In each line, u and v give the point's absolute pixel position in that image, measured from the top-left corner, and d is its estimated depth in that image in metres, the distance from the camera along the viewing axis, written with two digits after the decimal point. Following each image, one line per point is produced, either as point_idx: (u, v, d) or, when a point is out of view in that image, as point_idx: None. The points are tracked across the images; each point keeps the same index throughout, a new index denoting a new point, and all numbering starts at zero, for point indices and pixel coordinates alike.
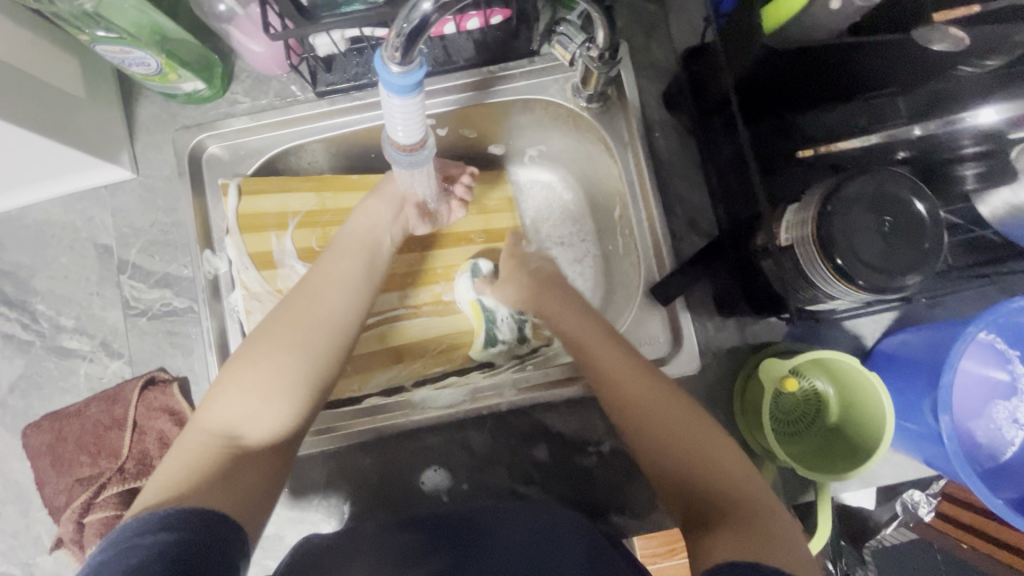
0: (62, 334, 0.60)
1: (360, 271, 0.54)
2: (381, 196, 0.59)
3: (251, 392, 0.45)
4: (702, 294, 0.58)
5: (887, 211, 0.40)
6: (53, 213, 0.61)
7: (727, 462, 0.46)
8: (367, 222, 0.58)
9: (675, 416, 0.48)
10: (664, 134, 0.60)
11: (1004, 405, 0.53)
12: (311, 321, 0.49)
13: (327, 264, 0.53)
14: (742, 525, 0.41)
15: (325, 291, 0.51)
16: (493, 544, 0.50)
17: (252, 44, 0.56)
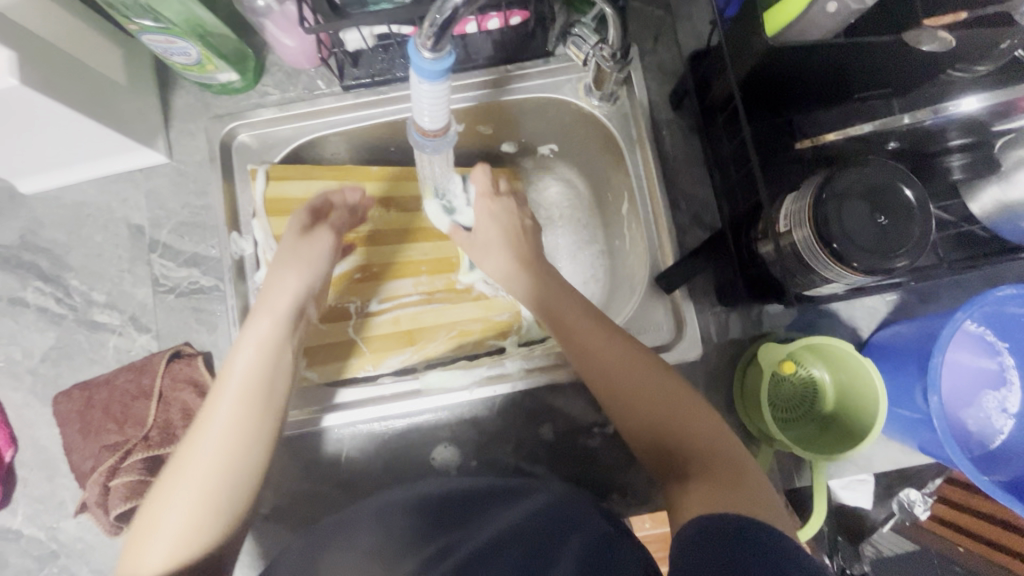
0: (93, 308, 0.63)
1: (248, 409, 0.47)
2: (271, 316, 0.52)
3: (162, 530, 0.43)
4: (704, 284, 0.61)
5: (879, 197, 0.43)
6: (90, 194, 0.64)
7: (703, 424, 0.48)
8: (251, 348, 0.50)
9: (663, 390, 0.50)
10: (670, 133, 0.64)
11: (994, 395, 0.55)
12: (195, 476, 0.44)
13: (221, 377, 0.49)
14: (720, 479, 0.44)
15: (221, 412, 0.47)
16: (483, 531, 0.50)
17: (285, 39, 0.60)
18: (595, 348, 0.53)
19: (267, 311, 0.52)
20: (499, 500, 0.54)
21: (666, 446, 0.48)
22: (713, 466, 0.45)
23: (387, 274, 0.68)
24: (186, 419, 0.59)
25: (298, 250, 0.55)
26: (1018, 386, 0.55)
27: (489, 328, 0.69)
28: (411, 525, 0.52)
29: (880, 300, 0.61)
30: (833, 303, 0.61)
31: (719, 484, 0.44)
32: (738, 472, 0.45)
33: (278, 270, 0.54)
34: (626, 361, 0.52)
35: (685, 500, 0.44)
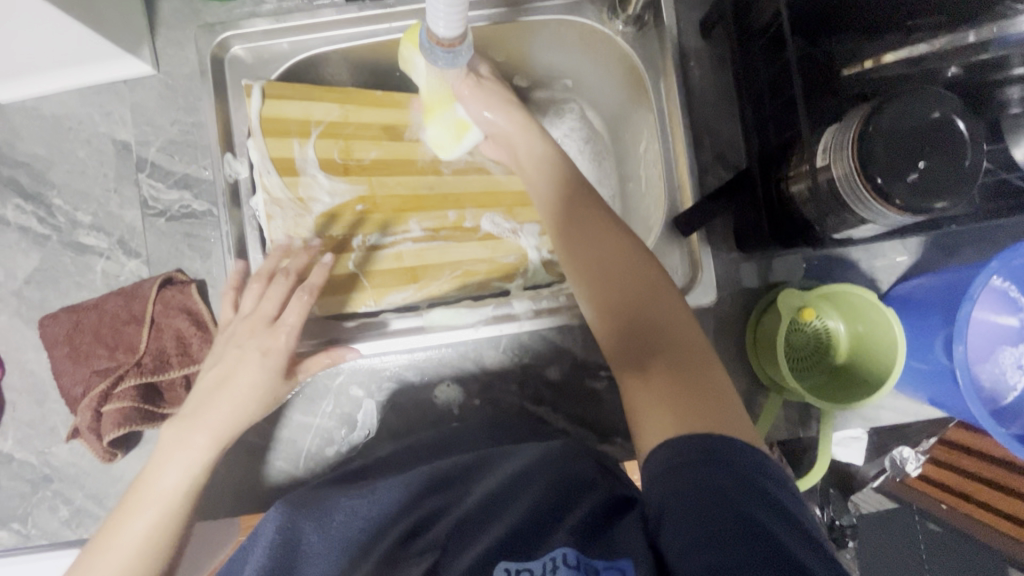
0: (79, 229, 0.59)
1: (176, 518, 0.47)
2: (224, 427, 0.50)
3: None
4: (723, 228, 0.59)
5: (929, 129, 0.40)
6: (71, 106, 0.59)
7: (683, 327, 0.47)
8: (183, 464, 0.48)
9: (644, 280, 0.49)
10: (698, 64, 0.60)
11: (1011, 351, 0.55)
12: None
13: (162, 472, 0.48)
14: (688, 375, 0.44)
15: (155, 510, 0.47)
16: (479, 489, 0.49)
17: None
18: (587, 232, 0.51)
19: (207, 422, 0.49)
20: (490, 480, 0.49)
21: (631, 333, 0.47)
22: (676, 366, 0.44)
23: (390, 207, 0.63)
24: (180, 347, 0.57)
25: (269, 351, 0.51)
26: None
27: (494, 270, 0.66)
28: (412, 490, 0.49)
29: (903, 251, 0.59)
30: (854, 253, 0.59)
31: (677, 386, 0.43)
32: (704, 382, 0.43)
33: (247, 368, 0.50)
34: (611, 248, 0.50)
35: (648, 387, 0.44)
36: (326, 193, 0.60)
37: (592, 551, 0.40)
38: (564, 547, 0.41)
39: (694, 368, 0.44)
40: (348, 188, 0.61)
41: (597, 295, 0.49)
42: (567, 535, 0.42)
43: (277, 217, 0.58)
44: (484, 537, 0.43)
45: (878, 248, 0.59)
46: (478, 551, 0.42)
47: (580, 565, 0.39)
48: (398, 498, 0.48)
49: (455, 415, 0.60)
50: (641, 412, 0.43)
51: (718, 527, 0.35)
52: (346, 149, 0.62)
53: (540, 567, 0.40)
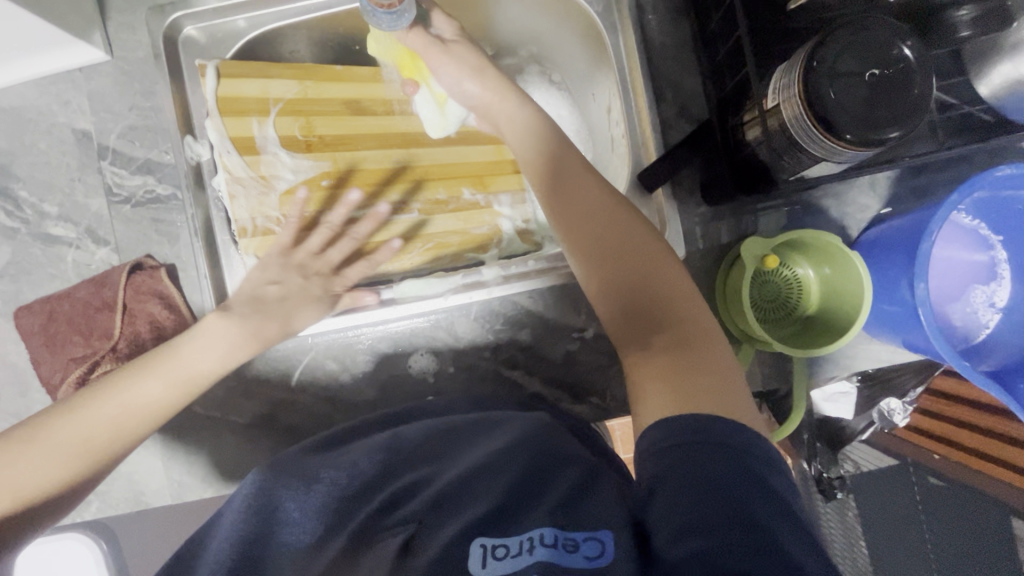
0: (46, 221, 0.59)
1: (184, 394, 0.51)
2: (256, 334, 0.54)
3: (79, 435, 0.46)
4: (689, 182, 0.58)
5: (874, 61, 0.39)
6: (29, 97, 0.59)
7: (681, 296, 0.47)
8: (214, 356, 0.52)
9: (639, 249, 0.48)
10: (657, 18, 0.59)
11: (982, 289, 0.54)
12: (77, 437, 0.46)
13: (194, 347, 0.51)
14: (687, 349, 0.43)
15: (172, 376, 0.50)
16: (456, 465, 0.47)
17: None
18: (585, 208, 0.50)
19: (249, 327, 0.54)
20: (477, 443, 0.49)
21: (629, 306, 0.47)
22: (675, 343, 0.44)
23: (357, 181, 0.61)
24: (154, 332, 0.58)
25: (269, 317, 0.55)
26: (1009, 279, 0.53)
27: (466, 241, 0.64)
28: (384, 462, 0.48)
29: (873, 195, 0.58)
30: (822, 200, 0.58)
31: (677, 363, 0.42)
32: (704, 359, 0.43)
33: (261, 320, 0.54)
34: (605, 217, 0.49)
35: (648, 363, 0.44)
36: (289, 170, 0.59)
37: (573, 523, 0.38)
38: (542, 526, 0.38)
39: (695, 344, 0.44)
40: (310, 164, 0.60)
41: (596, 273, 0.49)
42: (547, 513, 0.39)
43: (240, 197, 0.58)
44: (464, 513, 0.41)
45: (848, 194, 0.58)
46: (459, 524, 0.40)
47: (558, 540, 0.37)
48: (373, 463, 0.48)
49: (431, 384, 0.61)
50: (639, 388, 0.43)
51: (714, 512, 0.33)
52: (307, 126, 0.60)
53: (516, 544, 0.37)
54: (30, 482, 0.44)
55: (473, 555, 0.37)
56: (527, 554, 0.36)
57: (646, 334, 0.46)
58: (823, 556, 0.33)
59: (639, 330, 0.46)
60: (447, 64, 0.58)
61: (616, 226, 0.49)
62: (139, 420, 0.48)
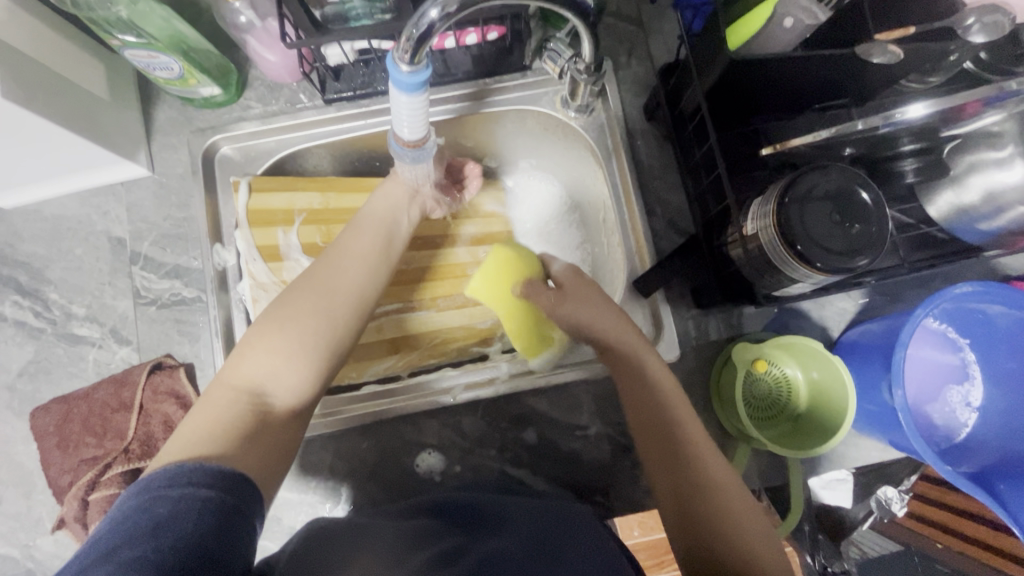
0: (73, 321, 0.62)
1: (382, 240, 0.57)
2: (398, 182, 0.60)
3: (339, 280, 0.51)
4: (680, 288, 0.63)
5: (839, 202, 0.45)
6: (71, 208, 0.64)
7: (764, 548, 0.46)
8: (380, 207, 0.59)
9: (726, 491, 0.48)
10: (645, 142, 0.66)
11: (958, 389, 0.58)
12: (341, 285, 0.51)
13: (369, 207, 0.58)
14: None
15: (369, 230, 0.56)
16: (497, 539, 0.48)
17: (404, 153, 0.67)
18: (671, 431, 0.51)
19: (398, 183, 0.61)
20: (513, 512, 0.52)
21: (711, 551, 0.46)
22: None
23: None
24: (167, 432, 0.59)
25: (359, 219, 0.57)
26: (981, 380, 0.57)
27: (471, 336, 0.69)
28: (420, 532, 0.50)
29: (849, 300, 0.63)
30: (804, 305, 0.63)
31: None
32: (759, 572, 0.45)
33: (381, 188, 0.60)
34: (696, 446, 0.50)
35: None
36: None
37: None
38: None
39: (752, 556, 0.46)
40: None
41: (677, 505, 0.49)
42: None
43: (261, 300, 0.62)
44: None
45: (826, 299, 0.63)
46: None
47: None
48: (398, 526, 0.51)
49: (438, 482, 0.61)
50: None
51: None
52: (327, 234, 0.66)
53: None
54: (314, 329, 0.48)
55: None
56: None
57: None
58: None
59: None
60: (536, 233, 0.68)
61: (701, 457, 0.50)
62: (371, 260, 0.54)
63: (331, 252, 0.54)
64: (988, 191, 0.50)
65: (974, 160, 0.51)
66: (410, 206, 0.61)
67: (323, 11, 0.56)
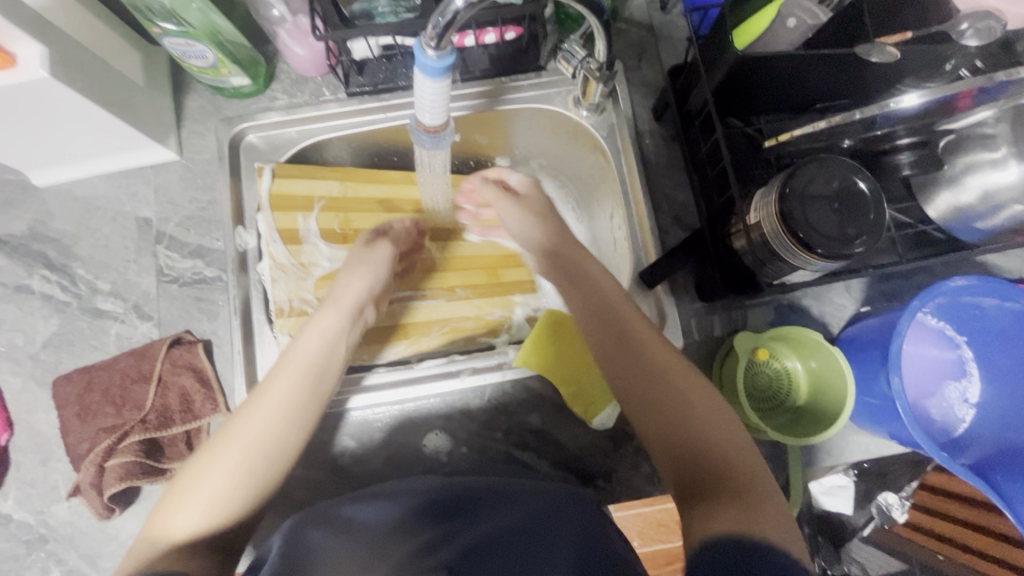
0: (98, 296, 0.65)
1: (316, 374, 0.52)
2: (337, 308, 0.57)
3: (258, 429, 0.47)
4: (685, 281, 0.65)
5: (837, 193, 0.47)
6: (101, 188, 0.67)
7: (722, 433, 0.47)
8: (315, 335, 0.54)
9: (682, 382, 0.51)
10: (653, 142, 0.69)
11: (956, 385, 0.59)
12: (249, 440, 0.46)
13: (303, 337, 0.54)
14: (729, 497, 0.42)
15: (300, 365, 0.51)
16: (479, 525, 0.47)
17: (346, 277, 0.60)
18: (628, 342, 0.54)
19: (341, 305, 0.57)
20: (502, 495, 0.52)
21: (680, 451, 0.47)
22: (724, 487, 0.43)
23: None
24: (183, 404, 0.61)
25: (290, 351, 0.53)
26: (978, 376, 0.59)
27: (480, 325, 0.71)
28: (412, 512, 0.50)
29: (849, 297, 0.65)
30: (805, 301, 0.65)
31: (726, 510, 0.40)
32: (767, 509, 0.40)
33: (316, 318, 0.56)
34: (649, 347, 0.54)
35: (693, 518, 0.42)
36: (326, 258, 0.69)
37: None
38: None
39: (752, 491, 0.42)
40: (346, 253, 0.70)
41: (645, 413, 0.51)
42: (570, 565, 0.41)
43: (281, 280, 0.65)
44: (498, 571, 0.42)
45: (826, 296, 0.65)
46: None
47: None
48: (394, 513, 0.50)
49: (444, 464, 0.62)
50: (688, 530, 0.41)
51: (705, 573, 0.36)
52: (344, 221, 0.70)
53: None
54: (229, 483, 0.45)
55: None
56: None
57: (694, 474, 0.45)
58: None
59: (688, 467, 0.46)
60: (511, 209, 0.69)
61: (655, 362, 0.53)
62: (301, 399, 0.50)
63: (258, 391, 0.50)
64: (985, 191, 0.52)
65: (970, 161, 0.53)
66: (351, 332, 0.57)
67: (351, 9, 0.59)
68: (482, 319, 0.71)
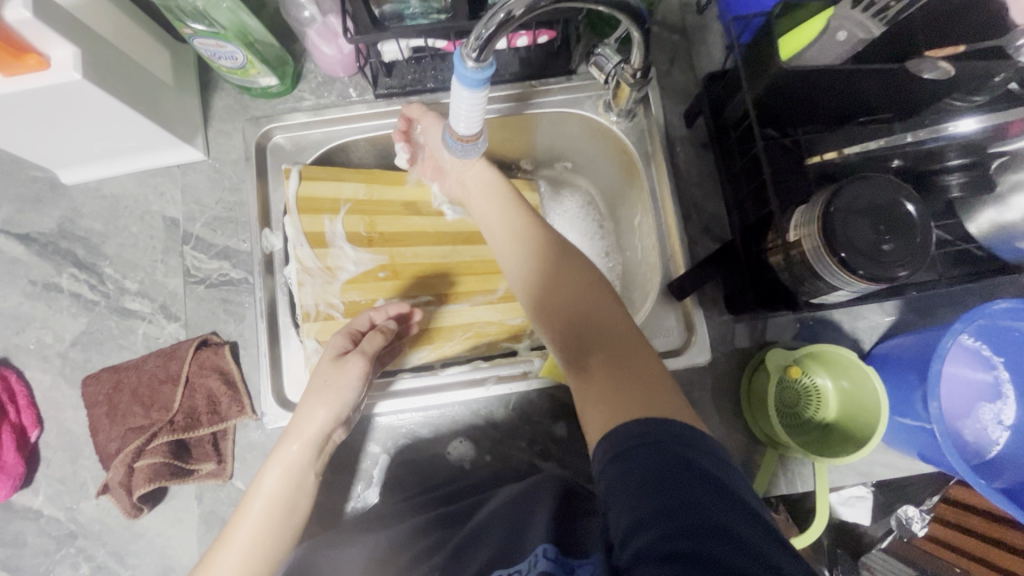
0: (125, 295, 0.65)
1: (280, 519, 0.51)
2: (299, 440, 0.52)
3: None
4: (714, 293, 0.64)
5: (882, 215, 0.46)
6: (128, 187, 0.67)
7: (625, 326, 0.51)
8: (278, 473, 0.51)
9: (577, 281, 0.53)
10: (684, 149, 0.68)
11: (990, 407, 0.58)
12: (242, 546, 0.49)
13: (263, 477, 0.51)
14: (620, 375, 0.46)
15: (263, 510, 0.50)
16: (470, 524, 0.54)
17: (308, 404, 0.53)
18: (537, 255, 0.56)
19: (298, 438, 0.52)
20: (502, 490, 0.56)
21: (579, 343, 0.50)
22: (614, 365, 0.47)
23: (410, 274, 0.69)
24: (210, 406, 0.61)
25: (254, 492, 0.51)
26: (1013, 399, 0.57)
27: (502, 331, 0.71)
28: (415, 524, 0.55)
29: (881, 313, 0.64)
30: (836, 316, 0.64)
31: (610, 382, 0.46)
32: (647, 379, 0.46)
33: (277, 453, 0.52)
34: (547, 255, 0.56)
35: (587, 402, 0.46)
36: (351, 262, 0.66)
37: (571, 551, 0.45)
38: (544, 543, 0.46)
39: (634, 360, 0.47)
40: (371, 258, 0.67)
41: (548, 317, 0.53)
42: (546, 534, 0.47)
43: (308, 284, 0.63)
44: (485, 548, 0.50)
45: (858, 311, 0.64)
46: (479, 562, 0.49)
47: (559, 558, 0.45)
48: (401, 530, 0.55)
49: (467, 471, 0.62)
50: (584, 412, 0.46)
51: (660, 507, 0.35)
52: (371, 224, 0.68)
53: (525, 566, 0.45)
54: None
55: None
56: (533, 568, 0.44)
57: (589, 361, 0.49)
58: (771, 539, 0.34)
59: (585, 356, 0.49)
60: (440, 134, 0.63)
61: (558, 269, 0.55)
62: (267, 539, 0.49)
63: (223, 537, 0.50)
64: None
65: (1019, 178, 0.50)
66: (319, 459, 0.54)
67: (382, 9, 0.58)
68: (506, 325, 0.71)
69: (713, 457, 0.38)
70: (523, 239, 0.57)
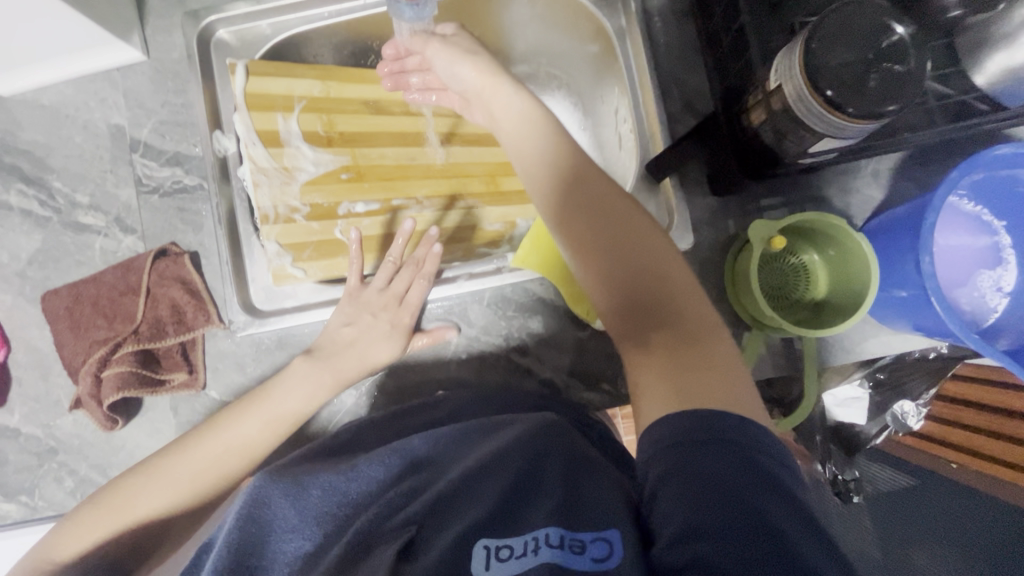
0: (78, 210, 0.62)
1: (166, 499, 0.47)
2: (227, 437, 0.51)
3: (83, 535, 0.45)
4: (696, 174, 0.60)
5: (870, 44, 0.41)
6: (68, 95, 0.63)
7: (692, 294, 0.44)
8: (212, 456, 0.49)
9: (637, 236, 0.46)
10: (663, 20, 0.62)
11: (989, 274, 0.54)
12: (181, 475, 0.48)
13: (183, 453, 0.49)
14: (690, 353, 0.40)
15: (161, 482, 0.48)
16: (454, 474, 0.44)
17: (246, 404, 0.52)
18: (590, 198, 0.47)
19: (221, 429, 0.51)
20: (485, 431, 0.50)
21: (635, 309, 0.44)
22: (679, 343, 0.41)
23: (376, 176, 0.63)
24: (175, 315, 0.59)
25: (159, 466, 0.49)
26: (1016, 265, 0.54)
27: (480, 237, 0.65)
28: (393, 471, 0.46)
29: (874, 184, 0.59)
30: (826, 191, 0.60)
31: (677, 364, 0.40)
32: (722, 368, 0.39)
33: (204, 432, 0.50)
34: (604, 202, 0.47)
35: (642, 382, 0.41)
36: (310, 163, 0.61)
37: (578, 526, 0.35)
38: (548, 526, 0.35)
39: (706, 344, 0.41)
40: (331, 159, 0.62)
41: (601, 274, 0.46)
42: (550, 515, 0.37)
43: (262, 184, 0.59)
44: (464, 515, 0.38)
45: (850, 184, 0.60)
46: (457, 530, 0.37)
47: (564, 543, 0.34)
48: (380, 475, 0.46)
49: (444, 371, 0.61)
50: (639, 392, 0.40)
51: (716, 502, 0.31)
52: (329, 123, 0.62)
53: (519, 544, 0.35)
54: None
55: (476, 559, 0.35)
56: (531, 555, 0.34)
57: (647, 332, 0.42)
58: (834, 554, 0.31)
59: (642, 328, 0.43)
60: (442, 51, 0.57)
61: (616, 218, 0.47)
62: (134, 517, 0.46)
63: (109, 488, 0.48)
64: None
65: None
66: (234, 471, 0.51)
67: None
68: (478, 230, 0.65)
69: (784, 470, 0.33)
70: (573, 182, 0.49)
